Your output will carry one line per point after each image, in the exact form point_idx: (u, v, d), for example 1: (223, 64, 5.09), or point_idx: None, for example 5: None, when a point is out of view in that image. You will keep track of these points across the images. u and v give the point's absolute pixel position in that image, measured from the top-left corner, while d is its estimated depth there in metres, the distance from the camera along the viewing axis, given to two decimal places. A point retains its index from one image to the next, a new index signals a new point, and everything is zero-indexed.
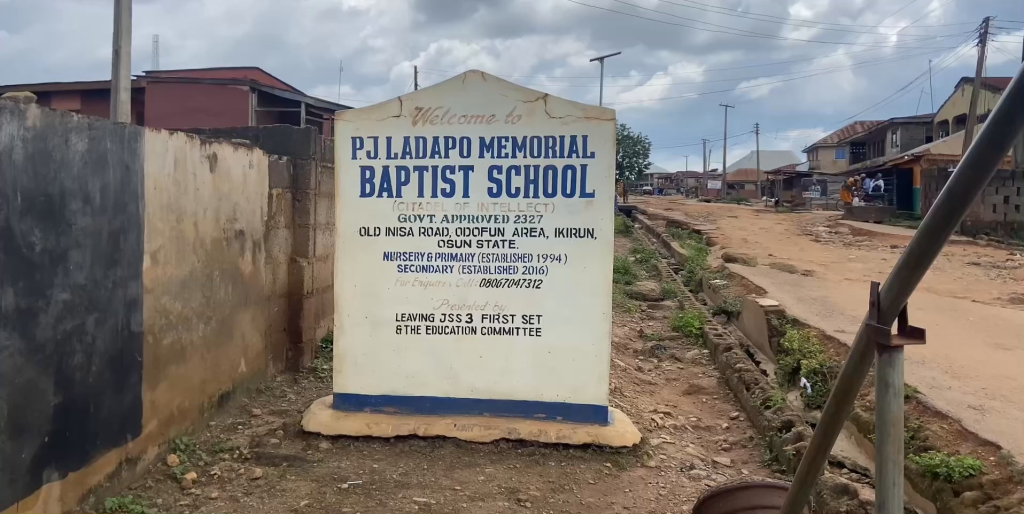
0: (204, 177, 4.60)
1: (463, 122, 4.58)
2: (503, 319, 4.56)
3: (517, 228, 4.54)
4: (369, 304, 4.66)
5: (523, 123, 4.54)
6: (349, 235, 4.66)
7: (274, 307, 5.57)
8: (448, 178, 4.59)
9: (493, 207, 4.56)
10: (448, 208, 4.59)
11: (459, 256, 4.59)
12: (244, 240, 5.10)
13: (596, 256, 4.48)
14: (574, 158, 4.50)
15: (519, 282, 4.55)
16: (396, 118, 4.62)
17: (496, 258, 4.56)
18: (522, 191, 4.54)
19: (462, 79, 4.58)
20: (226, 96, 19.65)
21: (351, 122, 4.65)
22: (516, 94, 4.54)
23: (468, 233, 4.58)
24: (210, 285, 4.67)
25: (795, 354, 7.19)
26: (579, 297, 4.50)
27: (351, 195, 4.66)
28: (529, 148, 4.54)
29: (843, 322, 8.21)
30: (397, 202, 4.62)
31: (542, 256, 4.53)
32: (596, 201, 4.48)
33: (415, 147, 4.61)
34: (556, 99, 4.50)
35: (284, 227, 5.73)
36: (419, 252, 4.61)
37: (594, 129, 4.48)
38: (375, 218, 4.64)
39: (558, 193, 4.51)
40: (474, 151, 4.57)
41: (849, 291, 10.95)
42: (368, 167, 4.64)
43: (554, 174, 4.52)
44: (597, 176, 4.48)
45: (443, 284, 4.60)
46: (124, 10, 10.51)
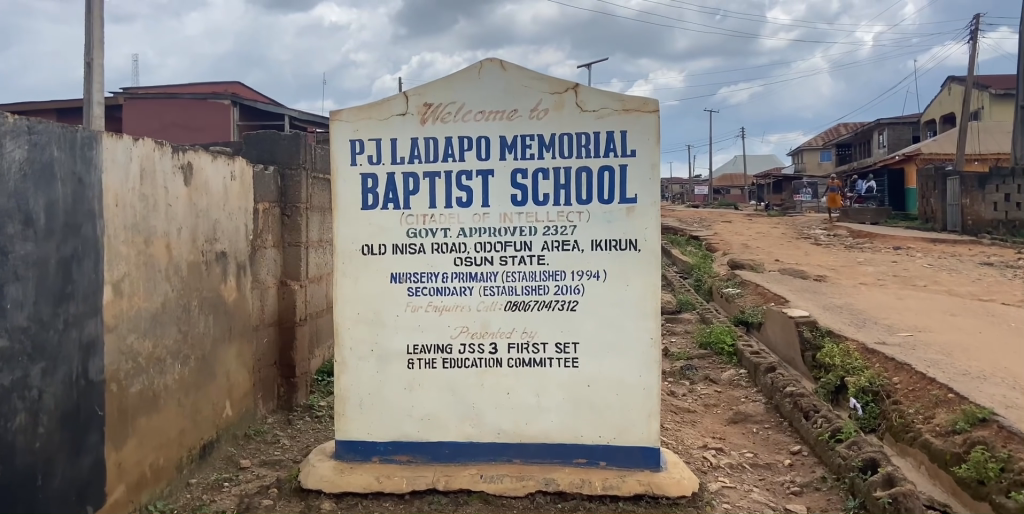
0: (177, 190, 3.91)
1: (479, 119, 3.93)
2: (534, 349, 3.89)
3: (547, 241, 3.88)
4: (374, 336, 3.97)
5: (550, 118, 3.89)
6: (350, 254, 3.98)
7: (263, 339, 4.88)
8: (464, 185, 3.93)
9: (518, 217, 3.90)
10: (465, 220, 3.92)
11: (479, 275, 3.92)
12: (227, 263, 4.41)
13: (641, 272, 3.83)
14: (612, 157, 3.85)
15: (550, 304, 3.89)
16: (401, 116, 3.96)
17: (523, 277, 3.90)
18: (551, 197, 3.88)
19: (478, 69, 3.92)
20: (207, 111, 18.92)
21: (349, 123, 3.98)
22: (540, 84, 3.89)
23: (489, 248, 3.91)
24: (187, 317, 3.98)
25: (837, 370, 6.59)
26: (622, 320, 3.85)
27: (351, 208, 3.98)
28: (558, 148, 3.88)
29: (881, 332, 7.58)
30: (405, 214, 3.95)
31: (577, 273, 3.87)
32: (639, 207, 3.83)
33: (425, 149, 3.95)
34: (589, 90, 3.86)
35: (272, 247, 5.04)
36: (432, 272, 3.94)
37: (635, 124, 3.84)
38: (379, 233, 3.96)
39: (594, 199, 3.86)
40: (494, 153, 3.92)
41: (872, 297, 10.35)
42: (371, 174, 3.97)
43: (589, 177, 3.86)
44: (639, 179, 3.84)
45: (462, 309, 3.93)
46: (97, 20, 9.84)
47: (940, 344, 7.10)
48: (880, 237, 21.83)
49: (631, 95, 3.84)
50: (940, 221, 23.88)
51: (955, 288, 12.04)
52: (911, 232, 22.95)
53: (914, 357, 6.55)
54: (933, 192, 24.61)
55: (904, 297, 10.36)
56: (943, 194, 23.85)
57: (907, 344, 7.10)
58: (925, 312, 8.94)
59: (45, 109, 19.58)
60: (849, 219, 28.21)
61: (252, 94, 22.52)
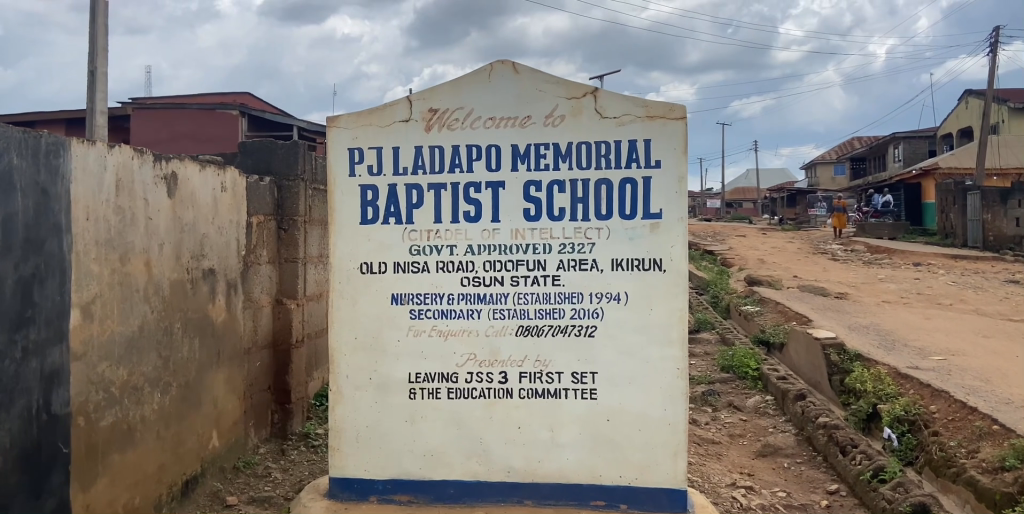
0: (160, 203, 3.58)
1: (489, 126, 3.59)
2: (547, 379, 3.53)
3: (562, 260, 3.54)
4: (373, 363, 3.62)
5: (567, 125, 3.55)
6: (347, 273, 3.65)
7: (256, 362, 4.54)
8: (472, 198, 3.59)
9: (530, 233, 3.55)
10: (473, 235, 3.58)
11: (488, 297, 3.57)
12: (215, 280, 4.08)
13: (666, 295, 3.48)
14: (634, 168, 3.51)
15: (566, 329, 3.54)
16: (404, 122, 3.63)
17: (536, 299, 3.55)
18: (568, 212, 3.54)
19: (488, 71, 3.59)
20: (215, 121, 18.71)
21: (347, 130, 3.65)
22: (556, 89, 3.55)
23: (499, 268, 3.57)
24: (169, 340, 3.64)
25: (868, 397, 6.24)
26: (644, 347, 3.49)
27: (349, 223, 3.65)
28: (575, 158, 3.54)
29: (912, 356, 7.18)
30: (408, 230, 3.61)
31: (595, 295, 3.52)
32: (664, 223, 3.48)
33: (429, 159, 3.61)
34: (609, 95, 3.52)
35: (267, 262, 4.71)
36: (436, 293, 3.59)
37: (659, 132, 3.49)
38: (379, 251, 3.63)
39: (614, 215, 3.51)
40: (505, 163, 3.58)
41: (898, 316, 9.94)
42: (371, 185, 3.64)
43: (609, 190, 3.52)
44: (664, 192, 3.48)
45: (469, 334, 3.58)
46: (102, 29, 9.62)
47: (977, 369, 6.70)
48: (899, 252, 21.37)
49: (655, 100, 3.49)
50: (960, 236, 23.40)
51: (983, 307, 11.60)
52: (930, 248, 22.48)
53: (951, 384, 6.15)
54: (953, 207, 24.13)
55: (932, 317, 9.94)
56: (963, 209, 23.36)
57: (941, 369, 6.70)
58: (956, 333, 8.53)
59: (54, 119, 19.41)
60: (866, 234, 27.73)
61: (263, 106, 22.33)
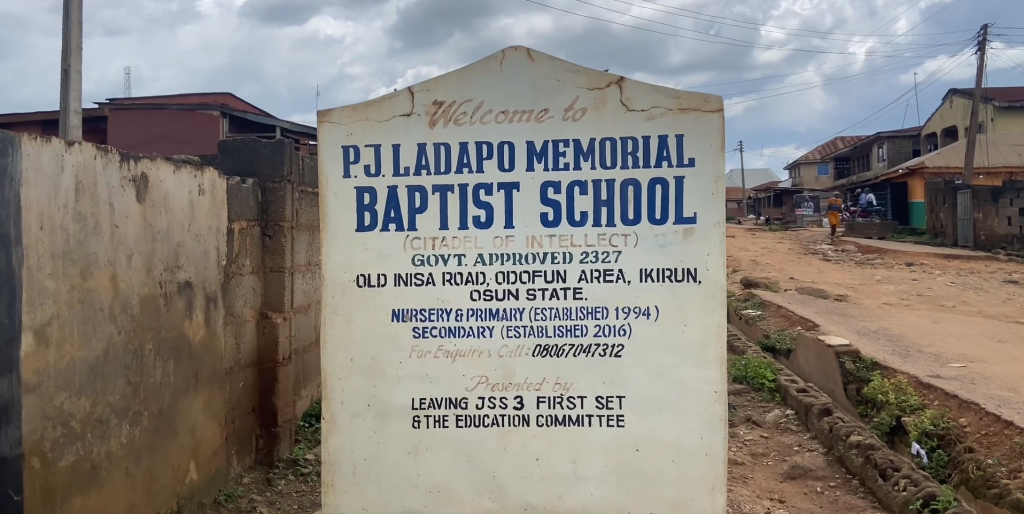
0: (127, 208, 3.16)
1: (502, 120, 3.20)
2: (569, 404, 3.15)
3: (584, 270, 3.15)
4: (372, 388, 3.22)
5: (589, 119, 3.17)
6: (341, 287, 3.24)
7: (239, 383, 4.12)
8: (483, 201, 3.20)
9: (548, 241, 3.17)
10: (484, 244, 3.19)
11: (501, 313, 3.18)
12: (192, 294, 3.66)
13: (702, 310, 3.09)
14: (664, 167, 3.13)
15: (589, 348, 3.15)
16: (405, 117, 3.23)
17: (555, 315, 3.16)
18: (590, 216, 3.16)
19: (499, 59, 3.20)
20: (195, 122, 18.17)
21: (341, 125, 3.25)
22: (576, 79, 3.17)
23: (513, 280, 3.18)
24: (140, 363, 3.22)
25: (890, 409, 5.87)
26: (678, 368, 3.10)
27: (344, 230, 3.24)
28: (598, 156, 3.15)
29: (930, 364, 6.85)
30: (410, 237, 3.21)
31: (622, 310, 3.14)
32: (698, 229, 3.10)
33: (434, 158, 3.21)
34: (635, 86, 3.14)
35: (250, 272, 4.29)
36: (443, 309, 3.20)
37: (692, 127, 3.12)
38: (377, 261, 3.22)
39: (642, 219, 3.13)
40: (520, 162, 3.19)
41: (905, 320, 9.64)
42: (368, 187, 3.23)
43: (636, 191, 3.14)
44: (698, 194, 3.11)
45: (480, 355, 3.19)
46: (76, 26, 9.13)
47: (1001, 377, 6.38)
48: (891, 252, 21.16)
49: (688, 91, 3.12)
50: (951, 236, 23.24)
51: (987, 309, 11.33)
52: (922, 248, 22.29)
53: (978, 394, 5.83)
54: (943, 206, 23.99)
55: (940, 320, 9.63)
56: (953, 208, 23.21)
57: (964, 377, 6.38)
58: (969, 337, 8.23)
59: (29, 121, 18.81)
60: (856, 234, 27.55)
61: (245, 107, 21.81)
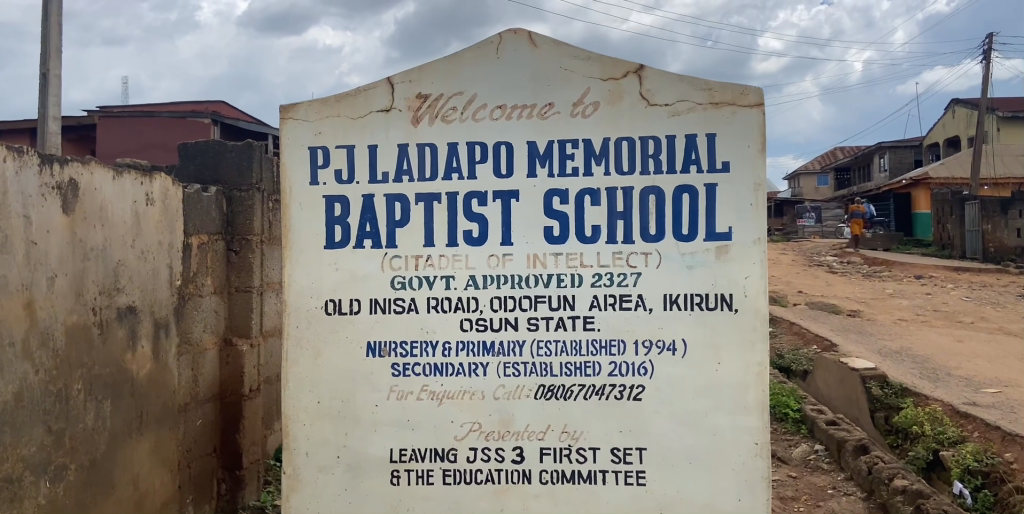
0: (49, 220, 2.63)
1: (498, 116, 2.68)
2: (578, 457, 2.63)
3: (596, 296, 2.64)
4: (342, 436, 2.69)
5: (602, 116, 2.65)
6: (307, 315, 2.72)
7: (196, 421, 3.59)
8: (475, 213, 2.68)
9: (554, 260, 2.65)
10: (477, 263, 2.67)
11: (497, 348, 2.66)
12: (137, 321, 3.14)
13: (739, 346, 2.57)
14: (692, 172, 2.61)
15: (603, 390, 2.63)
16: (384, 113, 2.72)
17: (562, 350, 2.64)
18: (604, 231, 2.64)
19: (495, 44, 2.69)
20: (185, 129, 17.66)
21: (308, 122, 2.74)
22: (587, 67, 2.66)
23: (512, 307, 2.66)
24: (65, 407, 2.69)
25: (927, 441, 5.36)
26: (709, 416, 2.59)
27: (310, 248, 2.72)
28: (613, 159, 2.64)
29: (963, 389, 6.33)
30: (388, 255, 2.69)
31: (641, 343, 2.62)
32: (734, 247, 2.59)
33: (418, 162, 2.70)
34: (658, 76, 2.63)
35: (212, 293, 3.76)
36: (427, 342, 2.67)
37: (726, 124, 2.60)
38: (350, 284, 2.70)
39: (666, 235, 2.62)
40: (519, 166, 2.67)
41: (926, 338, 9.12)
42: (339, 196, 2.71)
43: (659, 201, 2.62)
44: (733, 205, 2.59)
45: (472, 397, 2.66)
46: (53, 27, 8.62)
47: None
48: (898, 264, 20.67)
49: (721, 82, 2.61)
50: (959, 248, 22.74)
51: (1008, 325, 10.81)
52: (929, 260, 21.77)
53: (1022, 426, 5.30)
54: (949, 217, 23.51)
55: (964, 338, 9.10)
56: (961, 220, 22.73)
57: (1003, 405, 5.85)
58: (999, 358, 7.69)
59: (16, 129, 18.31)
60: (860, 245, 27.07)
61: (240, 115, 21.30)
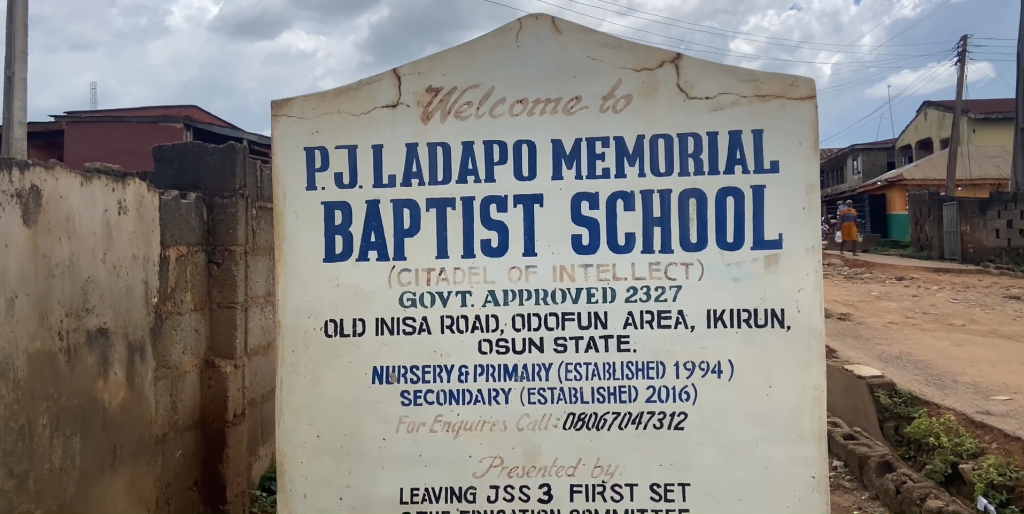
0: (9, 232, 2.28)
1: (519, 112, 2.39)
2: (612, 495, 2.35)
3: (631, 312, 2.35)
4: (345, 475, 2.39)
5: (636, 110, 2.37)
6: (304, 338, 2.40)
7: (175, 452, 3.26)
8: (494, 220, 2.39)
9: (583, 273, 2.36)
10: (497, 277, 2.38)
11: (520, 372, 2.36)
12: (109, 345, 2.80)
13: (793, 367, 2.30)
14: (737, 173, 2.33)
15: (640, 418, 2.34)
16: (390, 109, 2.42)
17: (593, 373, 2.35)
18: (639, 239, 2.35)
19: (515, 30, 2.40)
20: (157, 135, 17.16)
21: (304, 120, 2.43)
22: (618, 56, 2.38)
23: (536, 325, 2.37)
24: (28, 446, 2.34)
25: (944, 453, 5.14)
26: (759, 446, 2.32)
27: (306, 261, 2.41)
28: (649, 159, 2.36)
29: (973, 397, 6.13)
30: (396, 269, 2.39)
31: (682, 365, 2.33)
32: (786, 256, 2.31)
33: (429, 164, 2.40)
34: (697, 66, 2.35)
35: (191, 310, 3.42)
36: (441, 367, 2.37)
37: (774, 119, 2.33)
38: (353, 302, 2.40)
39: (709, 243, 2.33)
40: (543, 168, 2.38)
41: (922, 342, 8.96)
42: (339, 203, 2.41)
43: (701, 205, 2.34)
44: (784, 209, 2.32)
45: (492, 428, 2.37)
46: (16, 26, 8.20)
47: None
48: (879, 266, 20.66)
49: (768, 72, 2.33)
50: (936, 249, 22.79)
51: (1000, 327, 10.70)
52: (909, 261, 21.80)
53: None
54: (928, 218, 23.59)
55: (961, 342, 8.93)
56: (939, 221, 22.80)
57: (1018, 414, 5.65)
58: (1002, 363, 7.52)
59: None
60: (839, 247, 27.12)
61: (214, 120, 20.82)
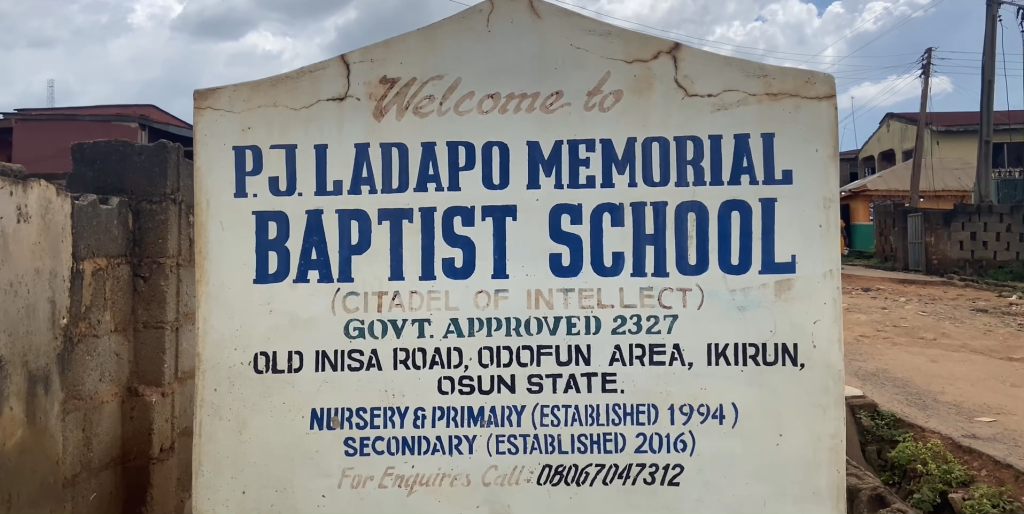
0: None
1: (489, 108, 2.03)
2: None
3: (619, 346, 2.00)
4: None
5: (626, 109, 2.02)
6: (230, 374, 2.02)
7: (87, 496, 2.83)
8: (459, 235, 2.02)
9: (563, 299, 2.00)
10: (460, 302, 2.01)
11: (487, 416, 2.00)
12: (7, 377, 2.34)
13: (806, 413, 1.96)
14: (744, 184, 1.99)
15: (628, 472, 1.98)
16: (336, 103, 2.04)
17: (574, 418, 1.99)
18: (629, 260, 2.00)
19: (485, 13, 2.04)
20: None
21: (233, 113, 2.05)
22: (606, 45, 2.03)
23: (506, 360, 2.00)
24: None
25: (931, 481, 4.82)
26: (767, 505, 1.98)
27: (234, 282, 2.02)
28: (640, 166, 2.01)
29: (956, 419, 5.88)
30: (341, 293, 2.01)
31: (677, 409, 1.98)
32: (800, 282, 1.98)
33: (382, 168, 2.03)
34: (698, 58, 2.01)
35: (111, 331, 3.00)
36: (393, 409, 2.00)
37: (788, 122, 1.99)
38: (289, 332, 2.02)
39: (711, 266, 1.99)
40: (517, 175, 2.02)
41: (897, 357, 8.77)
42: (274, 213, 2.03)
43: (701, 221, 1.99)
44: (798, 227, 1.98)
45: (453, 483, 2.00)
46: None
47: None
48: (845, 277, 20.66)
49: (780, 67, 2.00)
50: (901, 259, 22.77)
51: (971, 341, 10.58)
52: (874, 272, 21.85)
53: None
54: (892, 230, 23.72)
55: (937, 358, 8.71)
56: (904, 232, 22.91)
57: (1005, 438, 5.41)
58: (980, 381, 7.33)
59: None
60: None
61: (171, 120, 20.15)
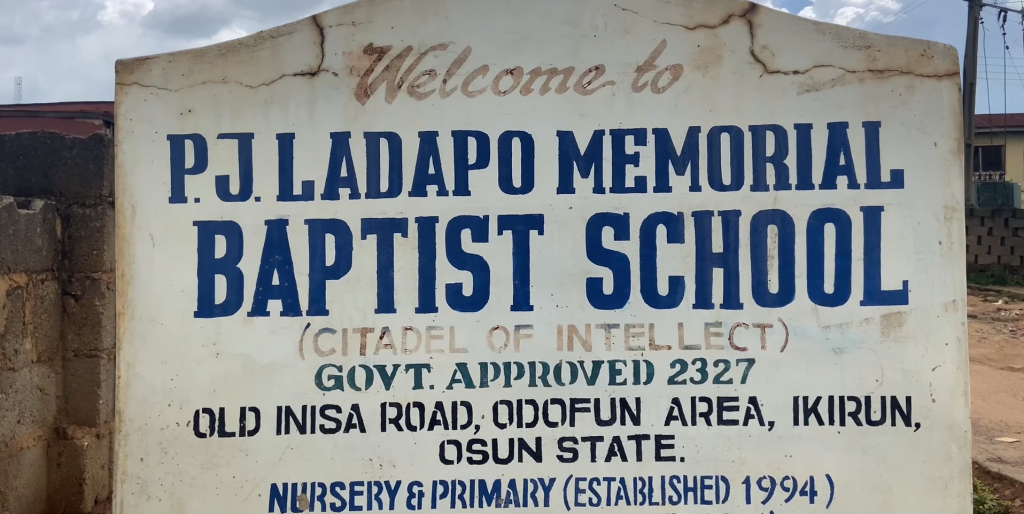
0: None
1: (508, 88, 1.55)
2: None
3: (677, 400, 1.52)
4: None
5: (687, 90, 1.54)
6: (164, 438, 1.52)
7: None
8: (468, 254, 1.53)
9: (604, 339, 1.53)
10: (470, 343, 1.53)
11: (505, 493, 1.52)
12: None
13: (920, 488, 1.51)
14: (841, 187, 1.53)
15: None
16: (306, 78, 1.55)
17: (619, 495, 1.52)
18: (690, 286, 1.53)
19: None
20: None
21: (168, 90, 1.54)
22: (660, 6, 1.55)
23: (530, 418, 1.52)
24: None
25: None
26: None
27: (167, 316, 1.52)
28: (705, 163, 1.54)
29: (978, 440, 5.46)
30: (312, 330, 1.52)
31: (754, 482, 1.52)
32: (913, 316, 1.52)
33: (367, 164, 1.54)
34: (781, 24, 1.54)
35: (32, 363, 2.49)
36: (381, 485, 1.51)
37: (898, 107, 1.54)
38: (243, 382, 1.52)
39: (797, 295, 1.52)
40: (544, 175, 1.54)
41: None
42: (223, 223, 1.53)
43: (785, 236, 1.53)
44: (911, 245, 1.52)
45: None
46: None
47: None
48: None
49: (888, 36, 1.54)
50: None
51: None
52: None
53: None
54: None
55: None
56: None
57: None
58: (992, 396, 6.96)
59: None
60: None
61: None
